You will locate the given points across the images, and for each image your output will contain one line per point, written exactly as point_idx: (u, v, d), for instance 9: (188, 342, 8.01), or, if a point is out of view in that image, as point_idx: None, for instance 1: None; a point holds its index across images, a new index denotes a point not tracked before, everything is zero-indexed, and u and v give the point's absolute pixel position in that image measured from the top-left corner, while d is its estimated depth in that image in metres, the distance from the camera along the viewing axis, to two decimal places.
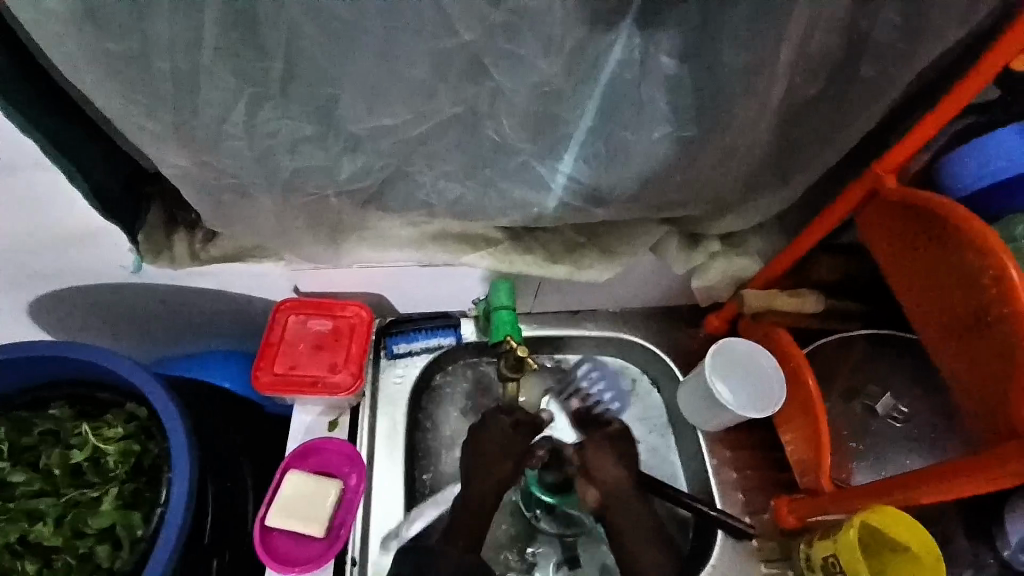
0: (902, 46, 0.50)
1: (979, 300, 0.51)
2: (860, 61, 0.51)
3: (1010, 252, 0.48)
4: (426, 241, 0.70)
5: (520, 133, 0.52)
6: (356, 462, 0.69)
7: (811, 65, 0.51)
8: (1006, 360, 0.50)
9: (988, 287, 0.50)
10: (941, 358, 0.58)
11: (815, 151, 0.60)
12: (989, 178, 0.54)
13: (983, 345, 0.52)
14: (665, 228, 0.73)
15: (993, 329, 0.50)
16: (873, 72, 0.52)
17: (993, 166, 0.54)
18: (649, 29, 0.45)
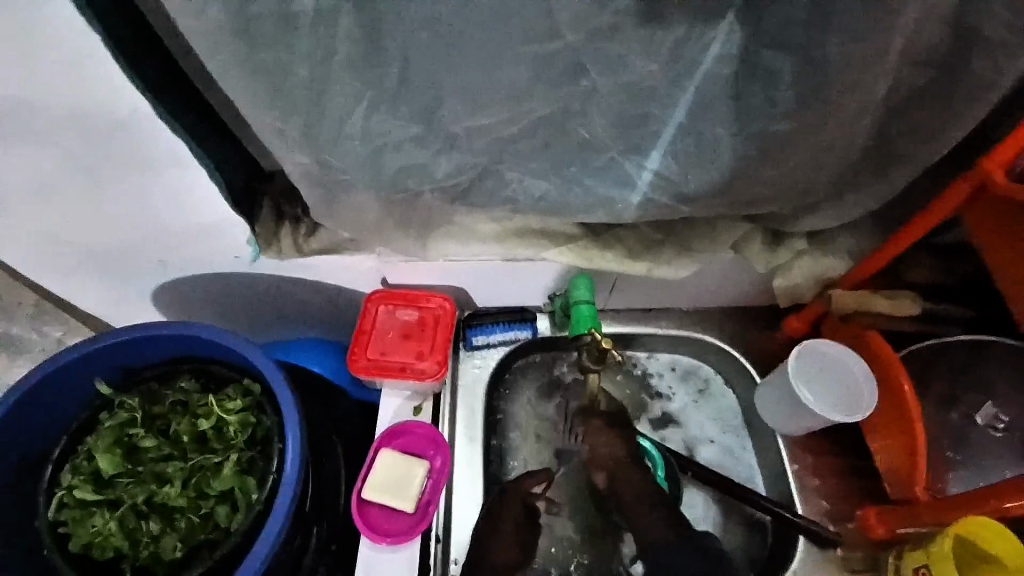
0: (1020, 35, 0.48)
1: None
2: (969, 53, 0.50)
3: None
4: (508, 236, 0.74)
5: (610, 132, 0.54)
6: (440, 445, 0.73)
7: (916, 57, 0.50)
8: None
9: None
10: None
11: (914, 148, 0.58)
12: None
13: None
14: (749, 226, 0.73)
15: None
16: (982, 64, 0.50)
17: None
18: (749, 28, 0.46)
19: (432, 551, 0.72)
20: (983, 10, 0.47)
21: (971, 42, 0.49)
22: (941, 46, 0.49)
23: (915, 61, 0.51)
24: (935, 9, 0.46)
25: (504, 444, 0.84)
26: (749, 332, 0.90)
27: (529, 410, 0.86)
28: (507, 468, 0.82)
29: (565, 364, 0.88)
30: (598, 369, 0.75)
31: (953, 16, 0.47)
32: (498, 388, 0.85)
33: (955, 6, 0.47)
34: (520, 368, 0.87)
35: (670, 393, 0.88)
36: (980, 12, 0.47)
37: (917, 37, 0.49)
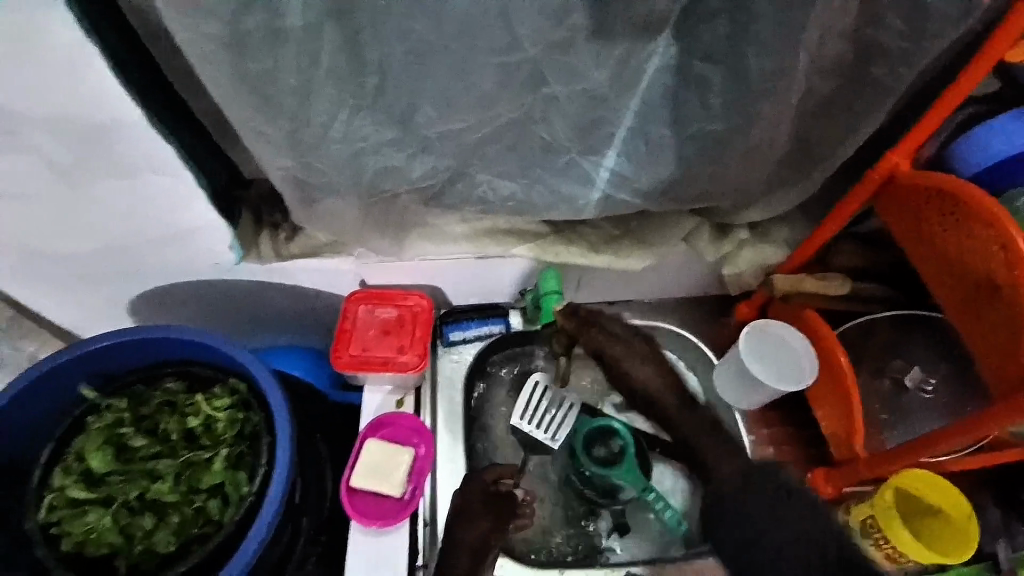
0: (912, 44, 0.56)
1: (986, 270, 0.57)
2: (874, 60, 0.58)
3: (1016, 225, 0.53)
4: (479, 236, 0.78)
5: (568, 135, 0.60)
6: (424, 434, 0.76)
7: (828, 64, 0.58)
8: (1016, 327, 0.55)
9: (997, 253, 0.55)
10: (968, 337, 0.61)
11: (836, 144, 0.66)
12: (992, 159, 0.58)
13: (998, 310, 0.57)
14: (697, 220, 0.81)
15: (1005, 298, 0.56)
16: (885, 70, 0.58)
17: (994, 151, 0.58)
18: (684, 40, 0.52)
19: (420, 533, 0.77)
20: (880, 23, 0.55)
21: (873, 51, 0.57)
22: (849, 54, 0.57)
23: (828, 67, 0.58)
24: (839, 24, 0.53)
25: (484, 443, 0.87)
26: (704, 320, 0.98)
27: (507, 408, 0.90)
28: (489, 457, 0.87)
29: (539, 360, 0.91)
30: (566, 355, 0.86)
31: (856, 28, 0.55)
32: (476, 386, 0.89)
33: (857, 20, 0.54)
34: (495, 363, 0.91)
35: None
36: (879, 26, 0.55)
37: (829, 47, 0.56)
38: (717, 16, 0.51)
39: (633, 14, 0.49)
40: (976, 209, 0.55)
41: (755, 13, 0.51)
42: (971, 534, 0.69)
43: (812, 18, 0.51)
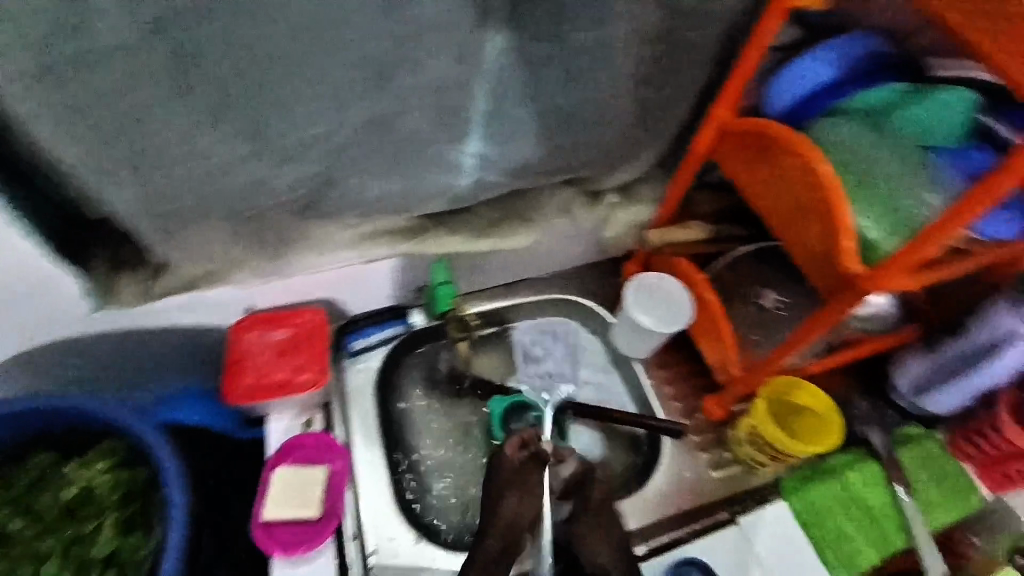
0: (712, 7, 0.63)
1: (798, 191, 0.64)
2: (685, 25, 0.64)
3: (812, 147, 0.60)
4: (364, 240, 0.78)
5: (429, 127, 0.61)
6: (336, 448, 0.76)
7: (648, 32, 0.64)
8: (823, 237, 0.63)
9: (802, 173, 0.62)
10: (799, 255, 0.67)
11: (672, 106, 0.73)
12: (795, 98, 0.65)
13: (810, 224, 0.64)
14: (568, 191, 0.87)
15: (813, 213, 0.63)
16: (697, 32, 0.64)
17: (794, 92, 0.65)
18: (515, 22, 0.55)
19: (348, 549, 0.76)
20: None
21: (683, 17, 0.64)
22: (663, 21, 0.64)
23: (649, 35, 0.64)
24: None
25: (410, 449, 0.87)
26: (597, 284, 1.04)
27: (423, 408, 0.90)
28: (415, 455, 0.87)
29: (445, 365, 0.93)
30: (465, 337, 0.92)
31: None
32: (389, 392, 0.89)
33: None
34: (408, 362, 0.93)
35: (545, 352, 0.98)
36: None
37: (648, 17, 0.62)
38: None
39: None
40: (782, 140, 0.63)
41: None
42: (835, 421, 0.81)
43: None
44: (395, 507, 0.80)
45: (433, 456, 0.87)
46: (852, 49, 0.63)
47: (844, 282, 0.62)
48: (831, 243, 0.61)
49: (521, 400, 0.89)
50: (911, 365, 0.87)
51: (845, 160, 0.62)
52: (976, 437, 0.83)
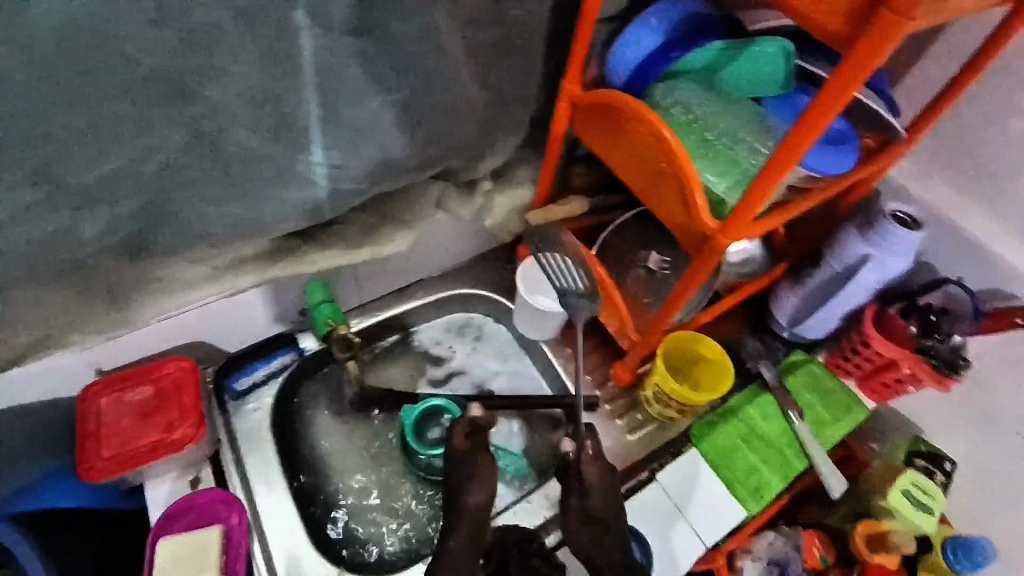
0: None
1: (651, 156, 0.66)
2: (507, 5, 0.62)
3: (653, 113, 0.63)
4: (224, 272, 0.71)
5: (259, 140, 0.57)
6: (232, 502, 0.70)
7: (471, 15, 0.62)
8: (677, 197, 0.66)
9: (650, 139, 0.65)
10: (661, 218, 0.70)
11: (522, 88, 0.73)
12: (631, 67, 0.66)
13: (664, 187, 0.67)
14: (440, 186, 0.83)
15: (665, 175, 0.66)
16: (521, 11, 0.64)
17: (629, 61, 0.66)
18: (321, 17, 0.52)
19: None
20: None
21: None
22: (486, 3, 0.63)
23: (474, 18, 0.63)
24: None
25: (323, 483, 0.82)
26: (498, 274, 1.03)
27: (333, 435, 0.85)
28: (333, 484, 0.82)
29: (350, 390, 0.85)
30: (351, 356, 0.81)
31: None
32: (289, 427, 0.83)
33: None
34: (309, 391, 0.86)
35: (451, 350, 0.97)
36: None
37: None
38: None
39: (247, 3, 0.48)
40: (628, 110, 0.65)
41: None
42: (727, 368, 0.86)
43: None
44: (316, 545, 0.77)
45: (349, 484, 0.83)
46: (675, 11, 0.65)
47: (700, 237, 0.65)
48: (685, 203, 0.65)
49: (430, 406, 0.85)
50: (785, 300, 0.94)
51: (687, 122, 0.65)
52: (851, 354, 0.89)
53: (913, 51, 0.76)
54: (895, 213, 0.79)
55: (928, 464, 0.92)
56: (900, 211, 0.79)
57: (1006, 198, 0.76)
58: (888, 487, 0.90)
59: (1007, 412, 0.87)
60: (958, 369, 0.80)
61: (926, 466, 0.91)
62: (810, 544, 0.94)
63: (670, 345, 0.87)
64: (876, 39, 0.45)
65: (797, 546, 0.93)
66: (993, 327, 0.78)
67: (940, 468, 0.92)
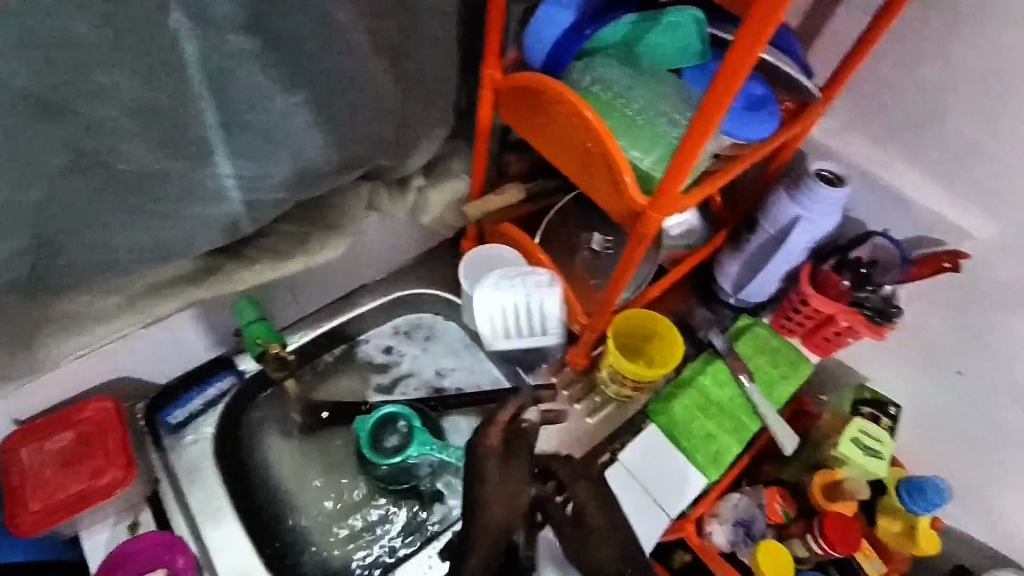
0: None
1: (577, 138, 0.65)
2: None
3: (572, 93, 0.62)
4: (140, 301, 0.67)
5: (154, 155, 0.54)
6: (176, 544, 0.68)
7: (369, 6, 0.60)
8: (605, 177, 0.65)
9: (574, 120, 0.64)
10: (595, 200, 0.69)
11: (438, 78, 0.71)
12: (547, 47, 0.65)
13: (592, 168, 0.66)
14: (370, 186, 0.80)
15: (592, 156, 0.65)
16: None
17: (543, 41, 0.65)
18: (200, 19, 0.49)
19: None
20: None
21: None
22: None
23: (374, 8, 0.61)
24: None
25: (278, 507, 0.79)
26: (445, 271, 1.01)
27: (284, 459, 0.82)
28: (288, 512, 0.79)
29: (297, 413, 0.84)
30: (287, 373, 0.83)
31: None
32: (233, 455, 0.79)
33: None
34: (257, 413, 0.82)
35: (401, 353, 0.94)
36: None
37: None
38: None
39: (110, 5, 0.45)
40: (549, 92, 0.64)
41: None
42: (676, 339, 0.86)
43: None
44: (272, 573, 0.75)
45: (307, 503, 0.80)
46: None
47: (633, 214, 0.65)
48: (614, 182, 0.64)
49: (384, 414, 0.82)
50: (726, 262, 0.96)
51: (607, 99, 0.64)
52: (792, 314, 0.92)
53: (823, 7, 0.78)
54: (820, 171, 0.82)
55: (874, 411, 0.96)
56: (825, 168, 0.82)
57: (920, 145, 0.78)
58: (839, 439, 0.93)
59: (939, 352, 0.92)
60: (892, 317, 0.83)
61: (872, 413, 0.96)
62: (772, 500, 0.96)
63: (622, 324, 0.87)
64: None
65: (761, 505, 0.96)
66: (919, 273, 0.80)
67: (886, 413, 0.96)
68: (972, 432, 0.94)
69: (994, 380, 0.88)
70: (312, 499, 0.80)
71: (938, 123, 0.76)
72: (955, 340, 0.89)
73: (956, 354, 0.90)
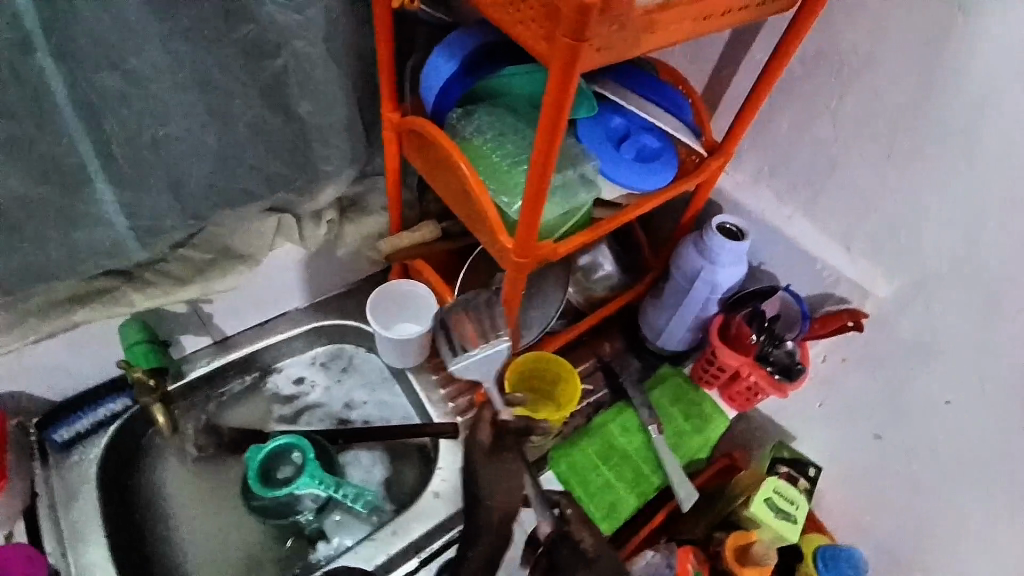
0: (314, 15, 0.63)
1: (455, 180, 0.67)
2: (288, 39, 0.62)
3: (444, 136, 0.65)
4: (27, 317, 0.69)
5: (25, 180, 0.57)
6: (37, 558, 0.68)
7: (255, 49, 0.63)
8: (478, 220, 0.67)
9: (450, 163, 0.66)
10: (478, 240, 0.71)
11: (339, 118, 0.73)
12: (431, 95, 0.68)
13: (469, 209, 0.68)
14: (279, 218, 0.83)
15: (466, 198, 0.67)
16: (304, 44, 0.63)
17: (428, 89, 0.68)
18: (64, 57, 0.52)
19: None
20: None
21: None
22: None
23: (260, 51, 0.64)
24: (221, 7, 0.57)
25: (159, 530, 0.81)
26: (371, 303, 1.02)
27: (178, 480, 0.85)
28: (172, 537, 0.81)
29: (192, 446, 0.86)
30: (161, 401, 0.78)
31: None
32: (123, 474, 0.82)
33: None
34: (156, 436, 0.85)
35: (313, 383, 0.96)
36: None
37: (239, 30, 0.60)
38: (74, 26, 0.51)
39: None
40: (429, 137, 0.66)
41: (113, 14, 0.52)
42: (577, 387, 0.84)
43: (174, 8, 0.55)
44: None
45: (188, 531, 0.82)
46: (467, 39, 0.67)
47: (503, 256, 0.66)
48: (485, 225, 0.66)
49: (278, 444, 0.82)
50: (649, 315, 0.96)
51: (482, 147, 0.67)
52: (706, 365, 0.91)
53: (726, 70, 0.80)
54: (723, 224, 0.84)
55: (791, 471, 0.93)
56: (728, 222, 0.83)
57: (825, 198, 0.80)
58: (753, 497, 0.89)
59: (858, 412, 0.89)
60: (797, 374, 0.82)
61: (789, 473, 0.93)
62: (684, 561, 0.87)
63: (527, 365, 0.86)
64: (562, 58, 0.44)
65: (671, 564, 0.89)
66: (824, 328, 0.80)
67: (804, 474, 0.94)
68: (893, 499, 0.89)
69: (909, 444, 0.84)
70: (200, 525, 0.83)
71: (835, 176, 0.77)
72: (869, 400, 0.86)
73: (875, 417, 0.87)
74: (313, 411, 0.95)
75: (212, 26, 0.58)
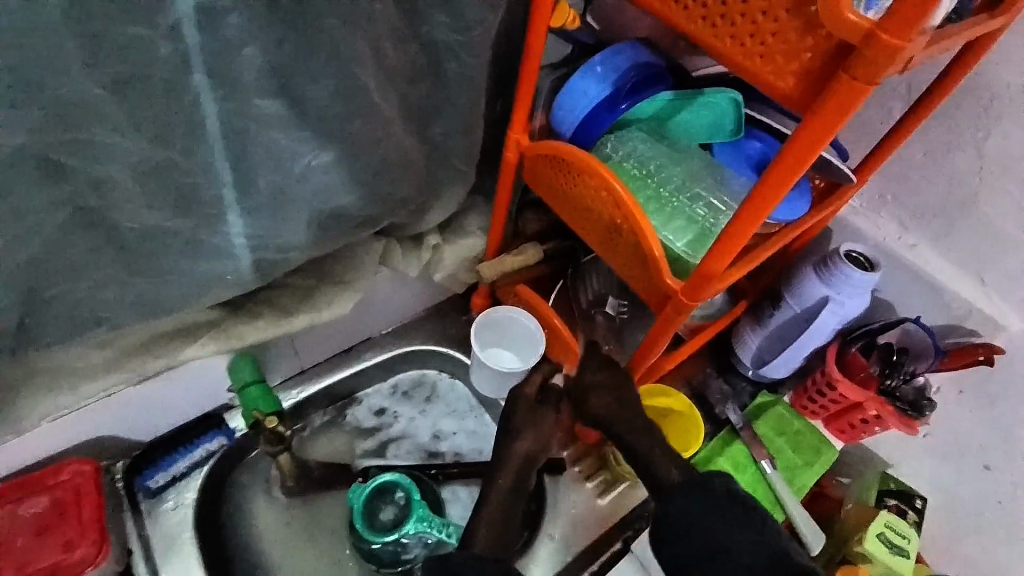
0: (468, 36, 0.57)
1: (608, 214, 0.62)
2: (441, 60, 0.58)
3: (605, 165, 0.59)
4: (125, 359, 0.63)
5: (157, 214, 0.51)
6: None
7: (404, 72, 0.58)
8: (633, 255, 0.62)
9: (605, 194, 0.61)
10: (620, 274, 0.66)
11: (468, 142, 0.67)
12: (575, 119, 0.63)
13: (618, 243, 0.63)
14: (384, 242, 0.76)
15: (621, 233, 0.62)
16: (458, 64, 0.59)
17: (570, 114, 0.63)
18: (228, 84, 0.46)
19: None
20: (427, 23, 0.55)
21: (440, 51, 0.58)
22: (419, 60, 0.58)
23: (406, 75, 0.58)
24: (384, 26, 0.52)
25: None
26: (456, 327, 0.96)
27: (272, 526, 0.78)
28: None
29: (281, 491, 0.79)
30: (284, 447, 0.74)
31: (406, 31, 0.55)
32: (215, 524, 0.76)
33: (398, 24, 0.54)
34: (242, 476, 0.79)
35: (397, 415, 0.89)
36: (426, 29, 0.56)
37: (392, 54, 0.55)
38: (244, 53, 0.45)
39: (127, 72, 0.42)
40: (582, 165, 0.61)
41: (285, 44, 0.47)
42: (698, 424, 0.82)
43: (350, 32, 0.49)
44: None
45: None
46: (617, 59, 0.62)
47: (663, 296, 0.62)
48: (644, 260, 0.61)
49: (382, 482, 0.76)
50: (748, 341, 0.92)
51: (642, 176, 0.63)
52: (816, 395, 0.87)
53: None
54: (849, 253, 0.80)
55: (900, 504, 0.91)
56: (854, 251, 0.80)
57: (954, 232, 0.76)
58: (863, 533, 0.86)
59: (971, 445, 0.86)
60: (925, 411, 0.80)
61: (897, 506, 0.90)
62: None
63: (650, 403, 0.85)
64: (839, 105, 0.40)
65: None
66: (955, 363, 0.77)
67: (911, 506, 0.91)
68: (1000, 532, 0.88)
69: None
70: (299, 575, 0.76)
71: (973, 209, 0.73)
72: (985, 436, 0.84)
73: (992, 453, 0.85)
74: (400, 444, 0.88)
75: (375, 49, 0.52)
